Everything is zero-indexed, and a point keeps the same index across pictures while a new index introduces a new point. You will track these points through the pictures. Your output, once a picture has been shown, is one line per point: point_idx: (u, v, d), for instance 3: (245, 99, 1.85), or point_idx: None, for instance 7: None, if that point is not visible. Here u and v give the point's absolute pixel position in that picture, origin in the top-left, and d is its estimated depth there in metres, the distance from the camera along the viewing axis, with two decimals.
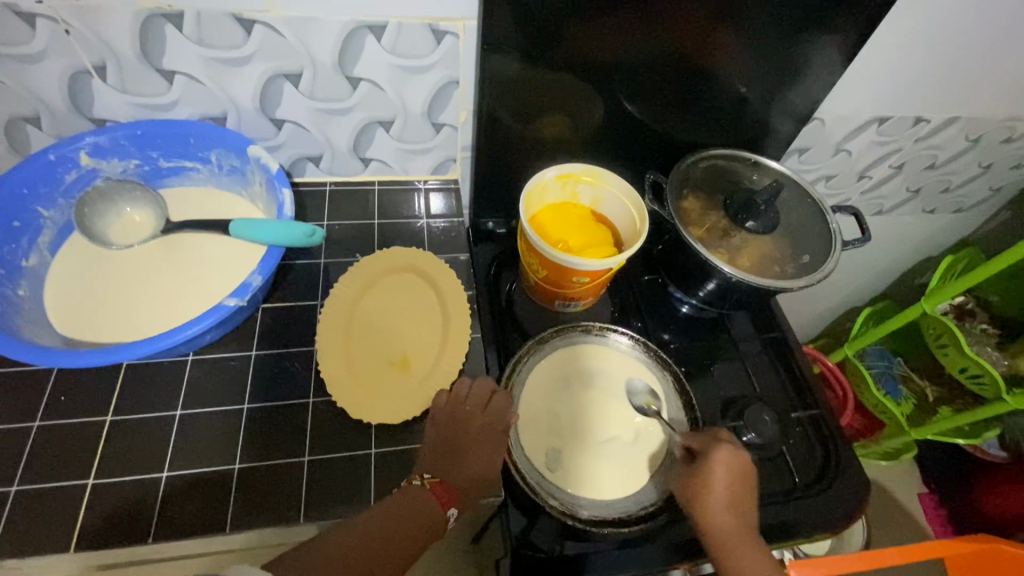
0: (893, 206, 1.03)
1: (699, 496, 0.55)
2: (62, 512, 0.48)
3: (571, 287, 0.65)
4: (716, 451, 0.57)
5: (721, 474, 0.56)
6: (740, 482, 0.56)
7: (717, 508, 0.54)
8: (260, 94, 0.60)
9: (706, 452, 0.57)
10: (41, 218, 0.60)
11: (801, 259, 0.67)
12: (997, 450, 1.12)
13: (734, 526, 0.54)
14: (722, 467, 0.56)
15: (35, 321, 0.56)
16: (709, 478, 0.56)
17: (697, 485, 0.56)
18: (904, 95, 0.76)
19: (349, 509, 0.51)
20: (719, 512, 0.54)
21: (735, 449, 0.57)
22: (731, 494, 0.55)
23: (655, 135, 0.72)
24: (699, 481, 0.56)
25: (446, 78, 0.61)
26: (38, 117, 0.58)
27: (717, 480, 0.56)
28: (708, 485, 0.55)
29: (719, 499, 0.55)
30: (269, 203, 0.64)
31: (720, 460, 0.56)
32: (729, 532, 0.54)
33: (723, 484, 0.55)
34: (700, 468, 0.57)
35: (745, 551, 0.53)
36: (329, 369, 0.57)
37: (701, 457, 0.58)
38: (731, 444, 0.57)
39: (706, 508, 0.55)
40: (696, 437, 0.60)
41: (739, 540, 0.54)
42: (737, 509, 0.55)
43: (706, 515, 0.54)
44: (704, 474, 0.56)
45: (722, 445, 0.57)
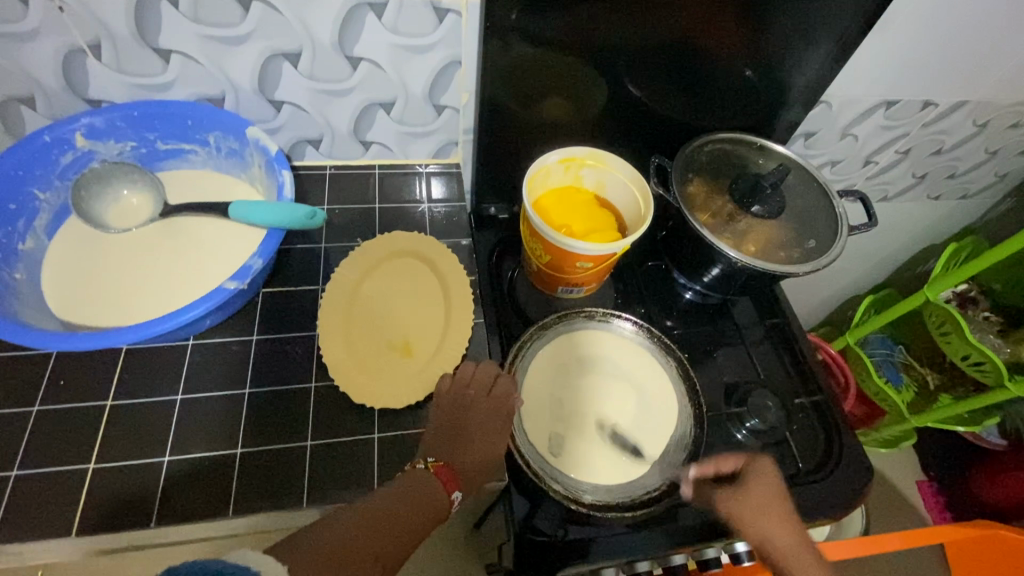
0: (898, 192, 1.02)
1: (755, 515, 0.54)
2: (63, 497, 0.48)
3: (574, 273, 0.65)
4: (759, 466, 0.57)
5: (770, 490, 0.55)
6: (784, 494, 0.56)
7: (779, 525, 0.53)
8: (258, 75, 0.58)
9: (747, 469, 0.57)
10: (37, 200, 0.59)
11: (807, 244, 0.66)
12: (995, 438, 1.12)
13: (797, 541, 0.53)
14: (768, 482, 0.56)
15: (32, 305, 0.55)
16: (760, 494, 0.55)
17: (749, 505, 0.54)
18: (912, 78, 0.75)
19: (351, 493, 0.51)
20: (780, 528, 0.53)
21: (771, 461, 0.58)
22: (784, 509, 0.54)
23: (659, 119, 0.71)
24: (753, 500, 0.54)
25: (448, 58, 0.60)
26: (32, 98, 0.57)
27: (769, 496, 0.55)
28: (762, 503, 0.54)
29: (777, 515, 0.54)
30: (268, 186, 0.63)
31: (763, 473, 0.57)
32: (795, 550, 0.52)
33: (776, 499, 0.55)
34: (745, 485, 0.56)
35: (816, 568, 0.51)
36: (331, 354, 0.56)
37: (742, 476, 0.57)
38: (766, 458, 0.58)
39: (766, 527, 0.53)
40: (728, 456, 0.59)
41: (807, 557, 0.52)
42: (794, 523, 0.54)
43: (769, 535, 0.53)
44: (754, 490, 0.55)
45: (760, 457, 0.58)
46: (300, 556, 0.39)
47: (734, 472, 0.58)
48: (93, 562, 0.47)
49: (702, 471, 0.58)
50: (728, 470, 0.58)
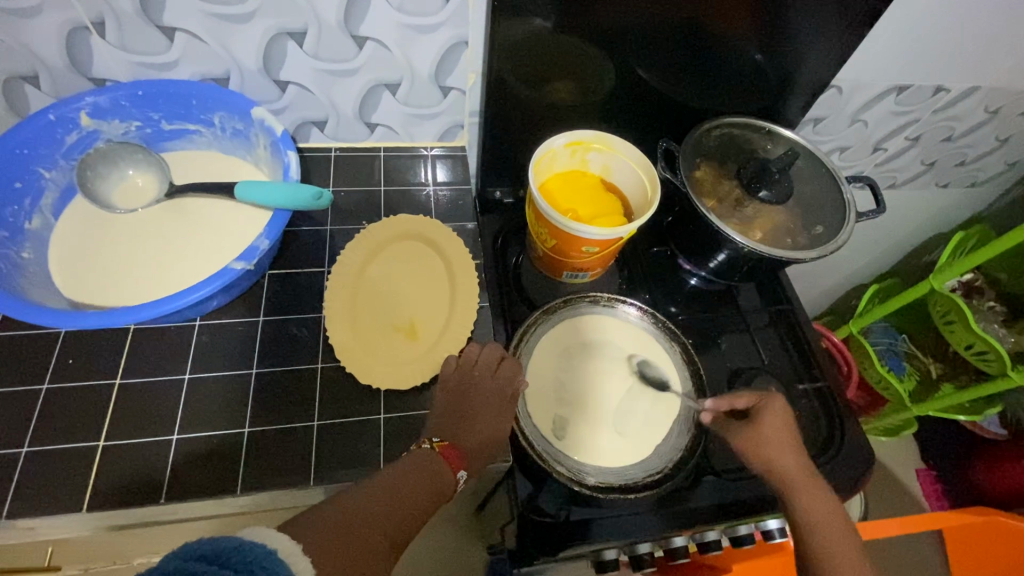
0: (907, 179, 1.01)
1: (760, 443, 0.57)
2: (74, 473, 0.49)
3: (580, 257, 0.64)
4: (770, 403, 0.60)
5: (778, 425, 0.58)
6: (794, 429, 0.59)
7: (782, 453, 0.56)
8: (263, 54, 0.58)
9: (760, 404, 0.60)
10: (43, 179, 0.59)
11: (815, 229, 0.65)
12: (998, 428, 1.14)
13: (801, 467, 0.56)
14: (777, 419, 0.59)
15: (40, 283, 0.56)
16: (769, 426, 0.58)
17: (757, 433, 0.58)
18: (925, 63, 0.74)
19: (357, 473, 0.51)
20: (784, 455, 0.56)
21: (785, 400, 0.61)
22: (791, 440, 0.58)
23: (667, 103, 0.71)
24: (761, 430, 0.58)
25: (455, 38, 0.59)
26: (36, 76, 0.56)
27: (777, 429, 0.58)
28: (769, 434, 0.57)
29: (783, 445, 0.57)
30: (274, 167, 0.62)
31: (774, 409, 0.59)
32: (798, 474, 0.55)
33: (783, 432, 0.58)
34: (756, 420, 0.59)
35: (817, 492, 0.54)
36: (337, 335, 0.57)
37: (755, 411, 0.60)
38: (779, 397, 0.61)
39: (770, 453, 0.56)
40: (743, 394, 0.61)
41: (809, 482, 0.55)
42: (799, 453, 0.57)
43: (773, 460, 0.56)
44: (765, 424, 0.58)
45: (773, 395, 0.60)
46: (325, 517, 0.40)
47: (748, 408, 0.61)
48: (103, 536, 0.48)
49: (714, 408, 0.61)
50: (741, 406, 0.61)
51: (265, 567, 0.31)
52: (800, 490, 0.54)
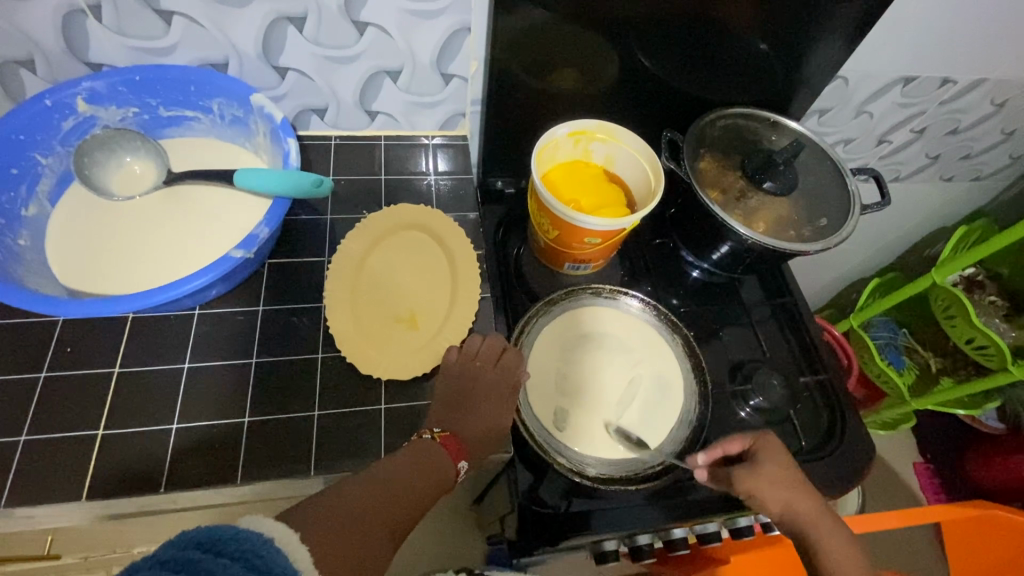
0: (911, 172, 1.00)
1: (772, 486, 0.53)
2: (73, 461, 0.48)
3: (581, 248, 0.64)
4: (765, 444, 0.56)
5: (782, 465, 0.54)
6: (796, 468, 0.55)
7: (796, 496, 0.53)
8: (263, 39, 0.57)
9: (756, 446, 0.56)
10: (39, 165, 0.58)
11: (819, 222, 0.65)
12: (995, 422, 1.13)
13: (818, 510, 0.52)
14: (777, 458, 0.55)
15: (37, 271, 0.55)
16: (773, 468, 0.54)
17: (765, 478, 0.53)
18: (933, 54, 0.73)
19: (357, 463, 0.51)
20: (800, 498, 0.52)
21: (777, 436, 0.58)
22: (799, 480, 0.54)
23: (671, 93, 0.70)
24: (770, 474, 0.53)
25: (457, 24, 0.58)
26: (32, 60, 0.55)
27: (781, 470, 0.54)
28: (779, 479, 0.53)
29: (795, 489, 0.53)
30: (273, 155, 0.62)
31: (772, 447, 0.56)
32: (819, 520, 0.52)
33: (790, 471, 0.54)
34: (756, 462, 0.55)
35: (840, 534, 0.51)
36: (336, 324, 0.56)
37: (752, 454, 0.56)
38: (772, 434, 0.58)
39: (786, 498, 0.52)
40: (732, 438, 0.58)
41: (830, 527, 0.51)
42: (808, 491, 0.53)
43: (792, 506, 0.52)
44: (770, 466, 0.54)
45: (766, 434, 0.57)
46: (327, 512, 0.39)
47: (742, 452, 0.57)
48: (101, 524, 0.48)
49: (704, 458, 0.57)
50: (734, 451, 0.57)
51: (261, 555, 0.31)
52: (825, 537, 0.51)
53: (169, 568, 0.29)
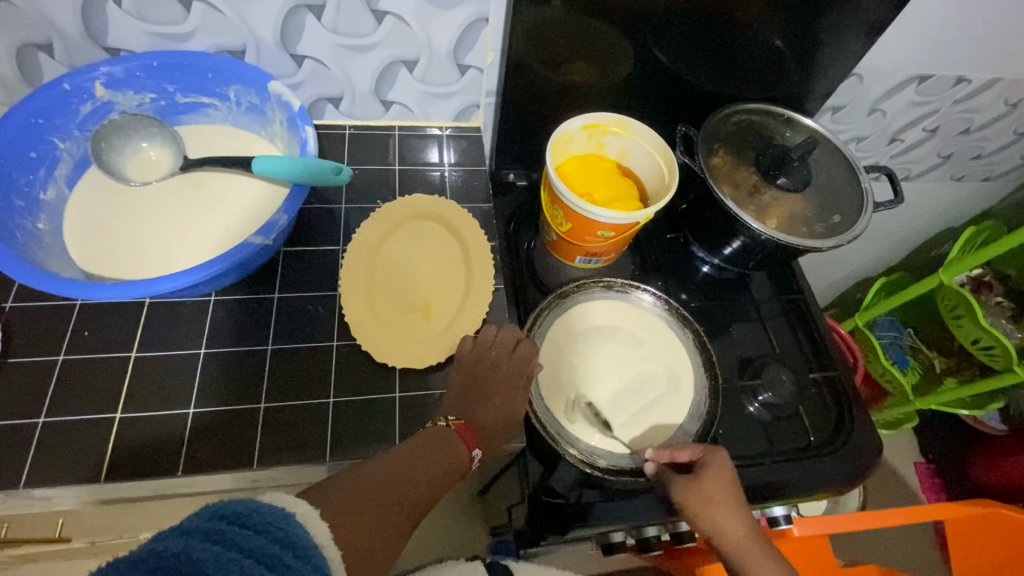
0: (922, 171, 1.00)
1: (708, 504, 0.52)
2: (91, 443, 0.49)
3: (594, 242, 0.64)
4: (713, 461, 0.54)
5: (725, 484, 0.53)
6: (738, 486, 0.54)
7: (730, 518, 0.52)
8: (282, 26, 0.57)
9: (702, 459, 0.55)
10: (57, 150, 0.58)
11: (833, 219, 0.65)
12: (997, 422, 1.13)
13: (748, 532, 0.52)
14: (721, 478, 0.53)
15: (56, 254, 0.55)
16: (714, 487, 0.53)
17: (701, 493, 0.52)
18: (950, 52, 0.72)
19: (371, 450, 0.51)
20: (734, 520, 0.52)
21: (728, 453, 0.56)
22: (735, 499, 0.53)
23: (687, 87, 0.70)
24: (706, 491, 0.52)
25: (475, 15, 0.58)
26: (50, 44, 0.55)
27: (721, 489, 0.53)
28: (717, 498, 0.52)
29: (732, 509, 0.53)
30: (290, 143, 0.62)
31: (719, 464, 0.54)
32: (744, 540, 0.52)
33: (729, 491, 0.53)
34: (698, 476, 0.54)
35: (767, 558, 0.51)
36: (351, 312, 0.57)
37: (697, 467, 0.55)
38: (725, 449, 0.56)
39: (718, 517, 0.52)
40: (684, 446, 0.56)
41: (754, 547, 0.52)
42: (745, 513, 0.53)
43: (720, 527, 0.52)
44: (708, 482, 0.53)
45: (717, 449, 0.55)
46: (345, 492, 0.40)
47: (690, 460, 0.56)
48: (107, 509, 0.49)
49: (655, 458, 0.56)
50: (682, 459, 0.55)
51: (284, 529, 0.31)
52: (749, 557, 0.51)
53: (196, 537, 0.29)
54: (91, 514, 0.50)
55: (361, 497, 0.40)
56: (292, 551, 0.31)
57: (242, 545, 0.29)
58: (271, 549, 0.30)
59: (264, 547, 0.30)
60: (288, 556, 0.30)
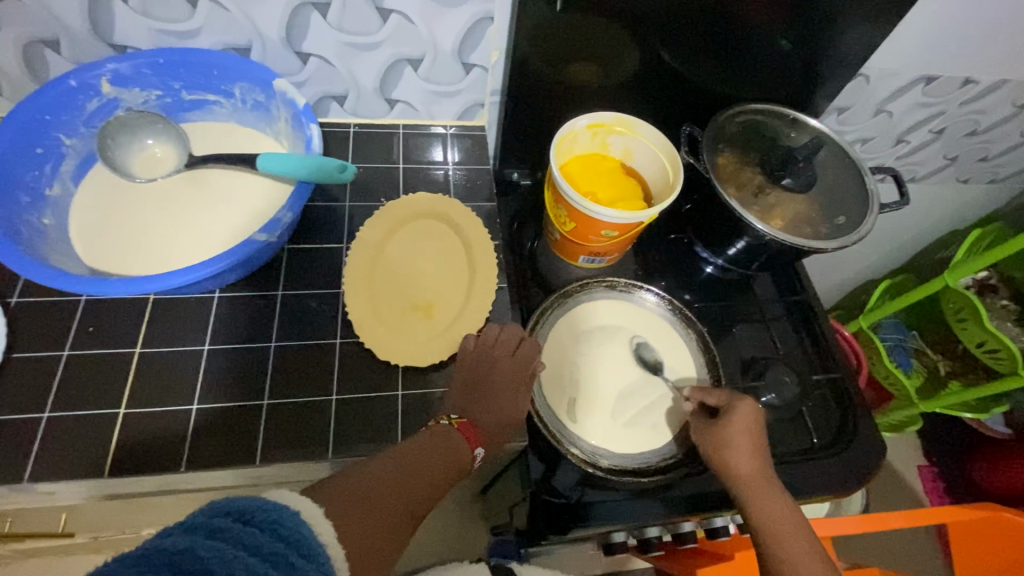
0: (928, 173, 1.00)
1: (725, 446, 0.55)
2: (95, 438, 0.49)
3: (598, 241, 0.64)
4: (739, 405, 0.56)
5: (745, 427, 0.55)
6: (762, 432, 0.56)
7: (742, 457, 0.54)
8: (287, 24, 0.57)
9: (728, 405, 0.57)
10: (63, 146, 0.59)
11: (837, 220, 0.65)
12: (1003, 427, 1.11)
13: (759, 475, 0.53)
14: (743, 421, 0.55)
15: (60, 249, 0.56)
16: (734, 428, 0.55)
17: (722, 435, 0.55)
18: (957, 54, 0.72)
19: (374, 448, 0.52)
20: (745, 460, 0.53)
21: (757, 402, 0.57)
22: (756, 442, 0.55)
23: (692, 88, 0.70)
24: (727, 430, 0.55)
25: (480, 13, 0.58)
26: (57, 40, 0.56)
27: (741, 431, 0.55)
28: (733, 438, 0.55)
29: (745, 449, 0.54)
30: (295, 141, 0.62)
31: (745, 409, 0.56)
32: (755, 481, 0.53)
33: (749, 434, 0.55)
34: (721, 419, 0.56)
35: (774, 499, 0.52)
36: (354, 310, 0.57)
37: (724, 410, 0.57)
38: (752, 399, 0.57)
39: (731, 458, 0.54)
40: (716, 391, 0.58)
41: (764, 487, 0.52)
42: (759, 458, 0.54)
43: (730, 465, 0.54)
44: (729, 425, 0.55)
45: (745, 396, 0.57)
46: (348, 489, 0.40)
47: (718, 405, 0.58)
48: (110, 503, 0.49)
49: (694, 399, 0.59)
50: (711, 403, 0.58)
51: (288, 527, 0.31)
52: (756, 497, 0.52)
53: (201, 534, 0.29)
54: (93, 509, 0.50)
55: (363, 495, 0.40)
56: (296, 549, 0.31)
57: (247, 543, 0.30)
58: (275, 547, 0.30)
59: (268, 545, 0.30)
60: (292, 555, 0.30)
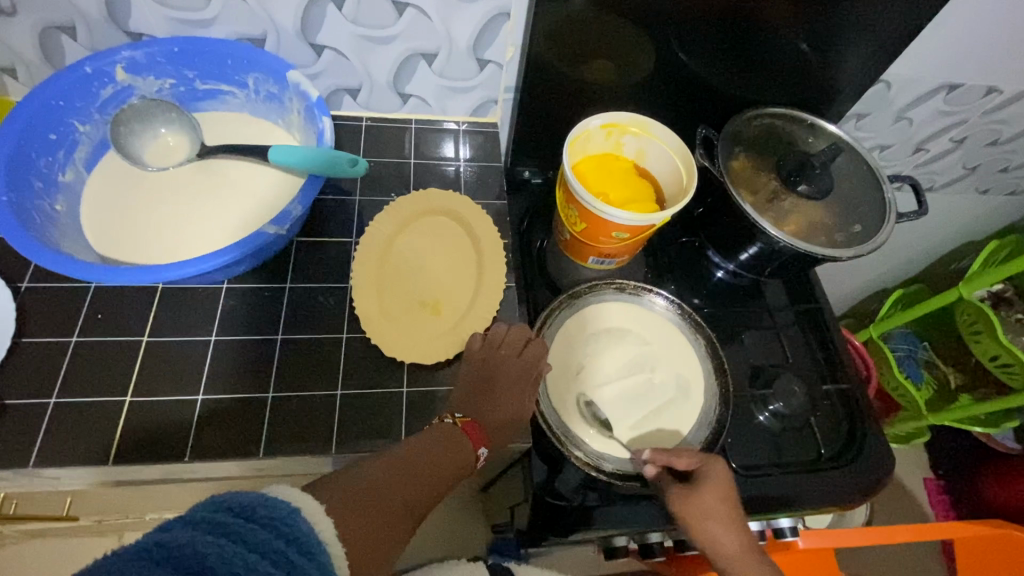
0: (947, 182, 0.98)
1: (705, 519, 0.52)
2: (100, 425, 0.49)
3: (608, 243, 0.63)
4: (711, 470, 0.54)
5: (721, 495, 0.53)
6: (735, 496, 0.54)
7: (726, 531, 0.52)
8: (303, 15, 0.57)
9: (701, 471, 0.54)
10: (77, 132, 0.59)
11: (853, 228, 0.64)
12: (1011, 441, 1.10)
13: (744, 546, 0.52)
14: (720, 487, 0.53)
15: (71, 236, 0.56)
16: (710, 498, 0.53)
17: (699, 507, 0.52)
18: (982, 62, 0.70)
19: (377, 445, 0.51)
20: (729, 534, 0.52)
21: (728, 463, 0.55)
22: (734, 511, 0.53)
23: (709, 89, 0.69)
24: (704, 504, 0.52)
25: (497, 9, 0.57)
26: (74, 27, 0.56)
27: (719, 499, 0.53)
28: (713, 510, 0.52)
29: (727, 520, 0.52)
30: (307, 133, 0.62)
31: (718, 475, 0.54)
32: (744, 554, 0.52)
33: (727, 503, 0.53)
34: (695, 488, 0.53)
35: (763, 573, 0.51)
36: (361, 304, 0.56)
37: (696, 476, 0.54)
38: (723, 460, 0.55)
39: (714, 532, 0.52)
40: (684, 452, 0.55)
41: (751, 560, 0.51)
42: (741, 527, 0.53)
43: (715, 539, 0.52)
44: (707, 494, 0.53)
45: (717, 458, 0.55)
46: (353, 487, 0.40)
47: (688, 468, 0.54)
48: (114, 489, 0.49)
49: (657, 461, 0.54)
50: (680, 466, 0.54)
51: (288, 524, 0.31)
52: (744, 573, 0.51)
53: (202, 529, 0.29)
54: (99, 493, 0.50)
55: (366, 494, 0.39)
56: (296, 548, 0.31)
57: (248, 540, 0.29)
58: (276, 545, 0.30)
59: (269, 543, 0.30)
60: (292, 553, 0.30)
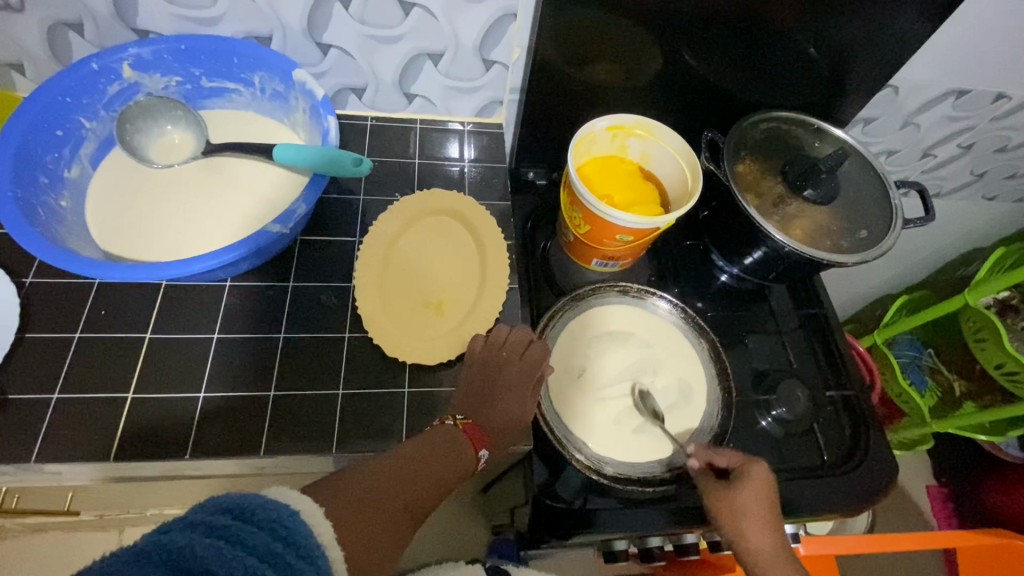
0: (954, 188, 0.97)
1: (739, 516, 0.51)
2: (101, 422, 0.49)
3: (612, 245, 0.63)
4: (752, 470, 0.53)
5: (758, 495, 0.52)
6: (776, 501, 0.53)
7: (759, 530, 0.51)
8: (309, 14, 0.57)
9: (740, 469, 0.54)
10: (83, 129, 0.59)
11: (859, 234, 0.63)
12: (1015, 450, 1.08)
13: (777, 549, 0.50)
14: (758, 487, 0.53)
15: (76, 232, 0.56)
16: (747, 496, 0.52)
17: (734, 504, 0.52)
18: (991, 68, 0.70)
19: (378, 445, 0.51)
20: (761, 534, 0.50)
21: (769, 465, 0.54)
22: (770, 513, 0.52)
23: (715, 92, 0.68)
24: (739, 501, 0.52)
25: (503, 10, 0.57)
26: (81, 24, 0.56)
27: (755, 498, 0.52)
28: (747, 507, 0.52)
29: (762, 520, 0.51)
30: (312, 132, 0.62)
31: (756, 475, 0.53)
32: (774, 560, 0.50)
33: (763, 504, 0.52)
34: (733, 485, 0.53)
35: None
36: (363, 303, 0.56)
37: (736, 473, 0.54)
38: (766, 462, 0.55)
39: (746, 530, 0.51)
40: (725, 452, 0.56)
41: (782, 564, 0.49)
42: (776, 531, 0.51)
43: (747, 537, 0.51)
44: (743, 492, 0.52)
45: (758, 459, 0.55)
46: (353, 487, 0.40)
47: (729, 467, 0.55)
48: (115, 484, 0.49)
49: (700, 457, 0.56)
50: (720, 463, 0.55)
51: (287, 526, 0.31)
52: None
53: (200, 531, 0.29)
54: (100, 488, 0.51)
55: (367, 494, 0.39)
56: (295, 550, 0.30)
57: (246, 542, 0.29)
58: (275, 548, 0.30)
59: (267, 546, 0.30)
60: (290, 555, 0.30)
